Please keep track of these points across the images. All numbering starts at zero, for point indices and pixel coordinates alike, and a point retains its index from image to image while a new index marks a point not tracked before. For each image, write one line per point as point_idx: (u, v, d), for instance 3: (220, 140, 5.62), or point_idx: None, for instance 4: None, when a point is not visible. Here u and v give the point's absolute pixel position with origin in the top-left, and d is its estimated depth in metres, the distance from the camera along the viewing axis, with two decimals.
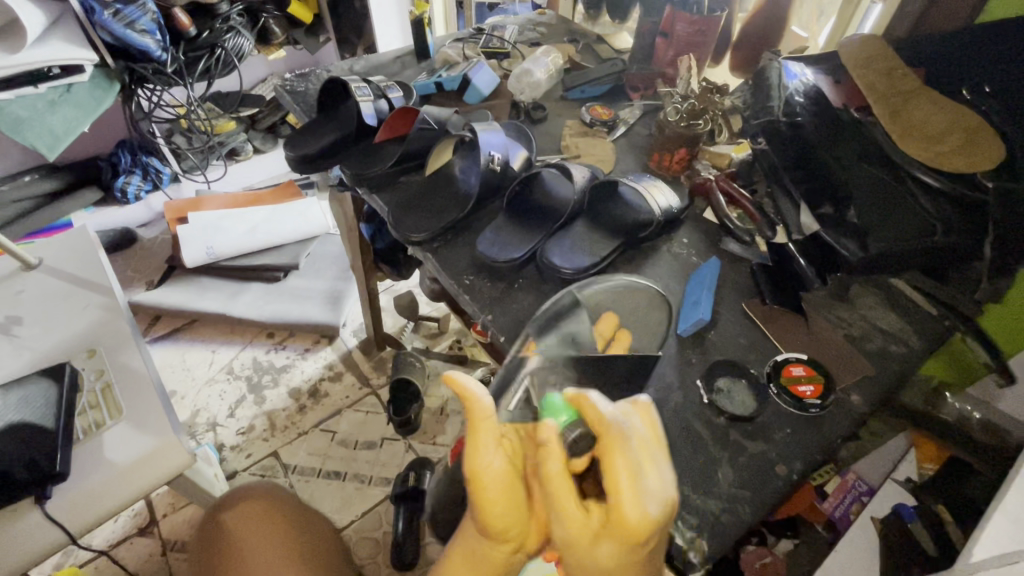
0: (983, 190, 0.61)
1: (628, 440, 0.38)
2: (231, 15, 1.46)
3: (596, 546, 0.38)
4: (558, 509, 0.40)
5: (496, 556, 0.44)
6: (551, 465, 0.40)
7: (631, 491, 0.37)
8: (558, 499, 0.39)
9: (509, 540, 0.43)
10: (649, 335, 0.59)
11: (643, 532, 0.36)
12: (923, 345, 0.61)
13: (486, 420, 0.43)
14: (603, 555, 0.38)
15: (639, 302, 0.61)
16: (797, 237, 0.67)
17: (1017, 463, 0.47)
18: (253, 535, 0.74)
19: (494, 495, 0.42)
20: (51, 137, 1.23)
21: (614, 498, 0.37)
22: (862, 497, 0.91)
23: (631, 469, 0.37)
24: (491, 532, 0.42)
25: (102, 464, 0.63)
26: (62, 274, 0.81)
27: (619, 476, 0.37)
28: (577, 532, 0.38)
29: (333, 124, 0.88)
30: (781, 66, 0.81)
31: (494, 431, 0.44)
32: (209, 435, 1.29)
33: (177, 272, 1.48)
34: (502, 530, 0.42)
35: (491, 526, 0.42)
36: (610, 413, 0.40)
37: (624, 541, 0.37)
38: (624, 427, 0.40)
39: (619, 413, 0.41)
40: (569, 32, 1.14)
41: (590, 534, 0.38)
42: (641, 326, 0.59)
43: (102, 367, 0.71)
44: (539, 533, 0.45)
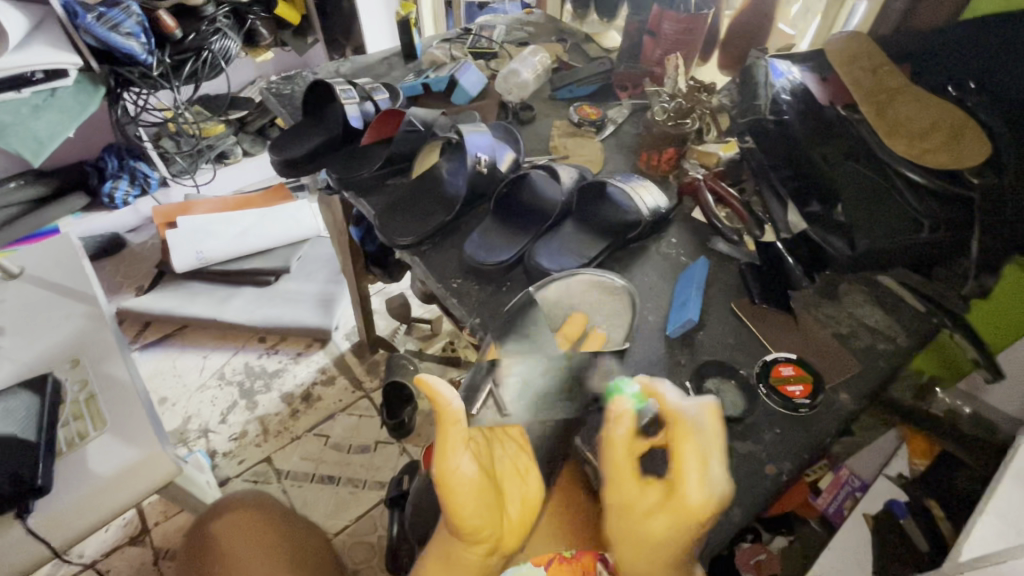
0: (968, 187, 0.60)
1: (698, 432, 0.45)
2: (217, 17, 1.44)
3: (650, 520, 0.44)
4: (620, 480, 0.46)
5: (469, 558, 0.47)
6: (617, 435, 0.47)
7: (696, 477, 0.43)
8: (622, 471, 0.46)
9: (482, 541, 0.47)
10: (617, 326, 0.61)
11: (701, 511, 0.43)
12: (911, 342, 0.61)
13: (455, 426, 0.47)
14: (655, 526, 0.43)
15: (599, 293, 0.62)
16: (785, 235, 0.68)
17: (1007, 461, 0.47)
18: (243, 546, 0.73)
19: (463, 498, 0.46)
20: (35, 142, 1.20)
21: (680, 479, 0.43)
22: (856, 492, 0.91)
23: (699, 456, 0.44)
24: (463, 534, 0.46)
25: (85, 477, 0.62)
26: (44, 283, 0.80)
27: (686, 462, 0.44)
28: (634, 501, 0.45)
29: (318, 127, 0.87)
30: (767, 63, 0.80)
31: (462, 436, 0.48)
32: (201, 442, 1.27)
33: (167, 277, 1.47)
34: (473, 531, 0.46)
35: (462, 528, 0.46)
36: (685, 406, 0.46)
37: (679, 519, 0.43)
38: (696, 419, 0.46)
39: (688, 404, 0.47)
40: (558, 31, 1.13)
41: (646, 507, 0.44)
42: (605, 316, 0.61)
43: (85, 378, 0.70)
44: (510, 532, 0.49)
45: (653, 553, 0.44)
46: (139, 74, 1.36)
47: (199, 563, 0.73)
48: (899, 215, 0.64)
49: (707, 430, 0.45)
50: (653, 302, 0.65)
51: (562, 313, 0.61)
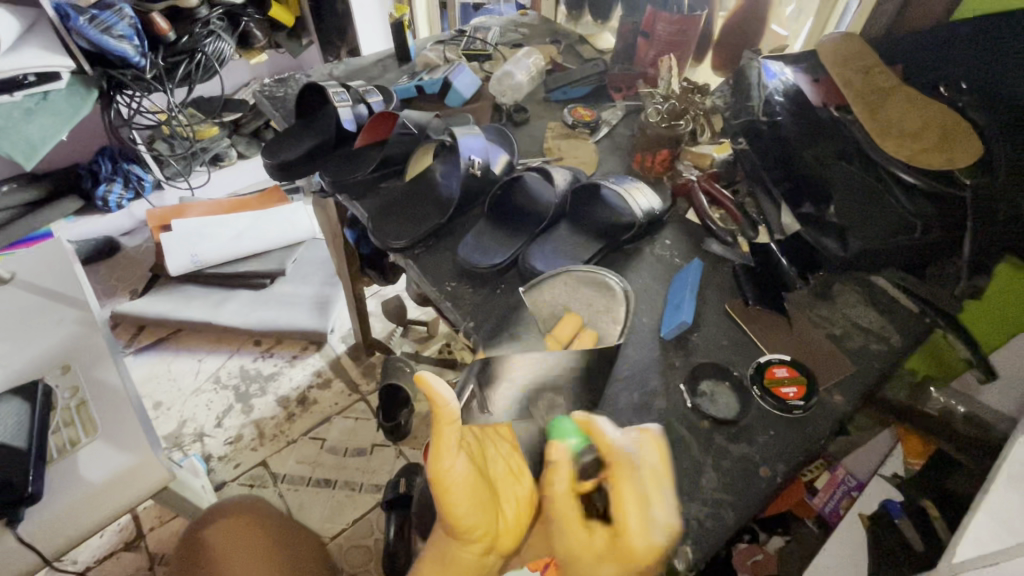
0: (958, 188, 0.62)
1: (631, 471, 0.43)
2: (211, 19, 1.44)
3: (600, 566, 0.42)
4: (565, 529, 0.45)
5: (464, 557, 0.46)
6: (558, 483, 0.46)
7: (636, 516, 0.42)
8: (566, 516, 0.45)
9: (478, 540, 0.46)
10: (611, 324, 0.59)
11: (646, 554, 0.41)
12: (905, 343, 0.61)
13: (451, 425, 0.45)
14: (606, 575, 0.42)
15: (592, 291, 0.61)
16: (779, 238, 0.67)
17: (1002, 462, 0.47)
18: (238, 553, 0.73)
19: (458, 497, 0.45)
20: (27, 145, 1.17)
21: (621, 522, 0.42)
22: (852, 491, 0.91)
23: (638, 495, 0.43)
24: (458, 532, 0.46)
25: (77, 483, 0.62)
26: (36, 288, 0.79)
27: (624, 503, 0.42)
28: (584, 549, 0.43)
29: (311, 130, 0.87)
30: (760, 64, 0.80)
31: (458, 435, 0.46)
32: (196, 446, 1.27)
33: (161, 280, 1.46)
34: (468, 529, 0.45)
35: (457, 528, 0.45)
36: (618, 443, 0.46)
37: (623, 563, 0.41)
38: (631, 458, 0.45)
39: (626, 442, 0.46)
40: (552, 32, 1.13)
41: (595, 551, 0.43)
42: (598, 313, 0.60)
43: (76, 384, 0.69)
44: (507, 532, 0.47)
45: None
46: (132, 77, 1.35)
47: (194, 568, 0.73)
48: (892, 217, 0.64)
49: (642, 464, 0.45)
50: (648, 304, 0.65)
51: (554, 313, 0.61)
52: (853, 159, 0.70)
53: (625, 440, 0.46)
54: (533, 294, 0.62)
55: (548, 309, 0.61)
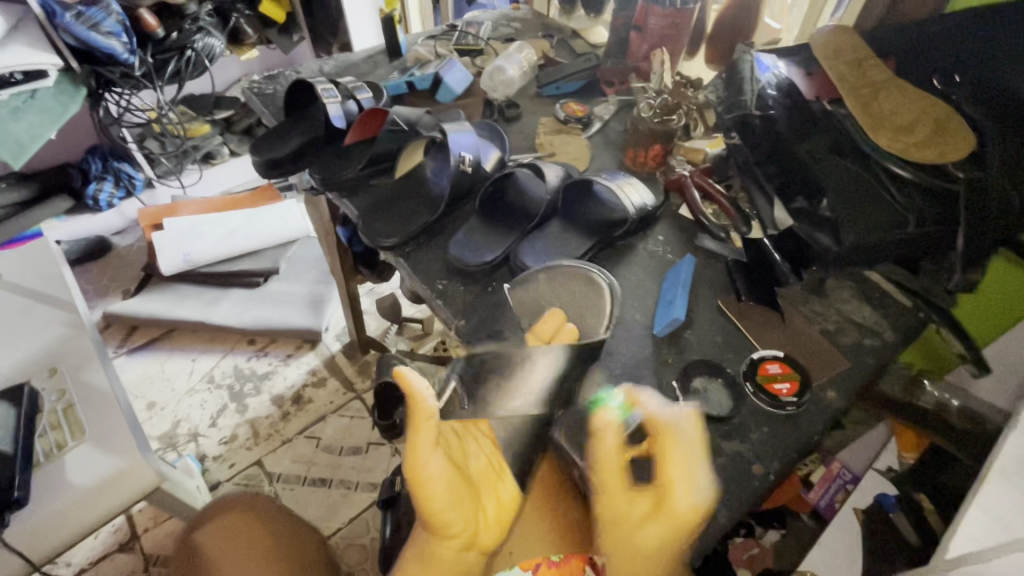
0: (952, 180, 0.62)
1: (687, 442, 0.46)
2: (200, 15, 1.42)
3: (643, 528, 0.44)
4: (611, 494, 0.45)
5: (443, 553, 0.51)
6: (608, 447, 0.46)
7: (686, 484, 0.44)
8: (612, 481, 0.45)
9: (455, 534, 0.51)
10: (595, 317, 0.59)
11: (693, 518, 0.43)
12: (897, 338, 0.61)
13: (429, 421, 0.50)
14: (649, 536, 0.44)
15: (577, 285, 0.61)
16: (772, 232, 0.67)
17: (994, 458, 0.47)
18: (236, 550, 0.73)
19: (435, 493, 0.49)
20: (15, 145, 1.16)
21: (672, 488, 0.44)
22: (847, 484, 0.90)
23: (688, 465, 0.45)
24: (436, 527, 0.50)
25: (64, 489, 0.61)
26: (22, 290, 0.78)
27: (674, 470, 0.45)
28: (627, 512, 0.45)
29: (300, 128, 0.85)
30: (753, 58, 0.80)
31: (434, 432, 0.50)
32: (190, 446, 1.26)
33: (154, 280, 1.45)
34: (446, 524, 0.50)
35: (435, 524, 0.50)
36: (668, 413, 0.48)
37: (668, 526, 0.43)
38: (682, 428, 0.47)
39: (675, 415, 0.48)
40: (544, 26, 1.12)
41: (637, 515, 0.45)
42: (581, 308, 0.59)
43: (63, 387, 0.69)
44: (486, 528, 0.54)
45: (645, 560, 0.44)
46: (120, 74, 1.34)
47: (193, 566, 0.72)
48: (886, 212, 0.63)
49: (690, 436, 0.47)
50: (641, 300, 0.65)
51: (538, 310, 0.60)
52: (847, 152, 0.69)
53: (674, 411, 0.48)
54: (517, 292, 0.61)
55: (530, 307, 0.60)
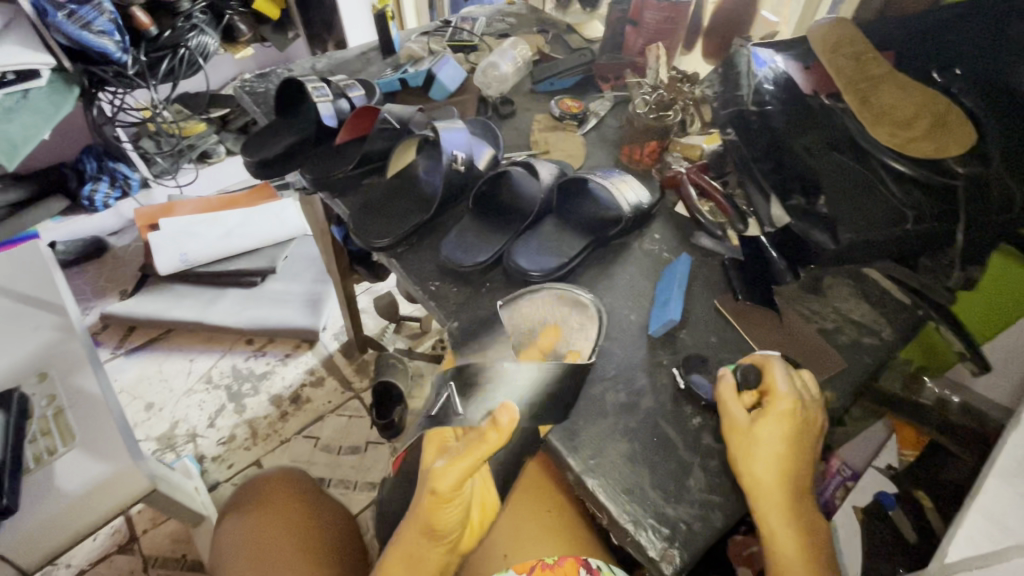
0: (953, 175, 0.61)
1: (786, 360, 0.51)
2: (193, 13, 1.41)
3: (762, 427, 0.47)
4: (727, 405, 0.50)
5: (430, 555, 0.51)
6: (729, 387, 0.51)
7: (787, 386, 0.49)
8: (727, 395, 0.50)
9: (447, 539, 0.52)
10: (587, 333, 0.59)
11: (798, 413, 0.48)
12: (896, 337, 0.60)
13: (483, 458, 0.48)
14: (769, 431, 0.47)
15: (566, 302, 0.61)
16: (768, 229, 0.66)
17: (990, 461, 0.47)
18: (268, 528, 0.72)
19: (450, 509, 0.49)
20: (10, 147, 1.14)
21: (775, 388, 0.49)
22: (846, 480, 0.89)
23: (785, 374, 0.50)
24: (436, 532, 0.50)
25: (53, 495, 0.61)
26: (12, 294, 0.78)
27: (776, 377, 0.50)
28: (741, 417, 0.48)
29: (291, 126, 0.85)
30: (750, 52, 0.79)
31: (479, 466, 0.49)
32: (189, 447, 1.26)
33: (151, 280, 1.44)
34: (446, 531, 0.50)
35: (439, 529, 0.50)
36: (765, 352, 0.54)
37: (789, 425, 0.47)
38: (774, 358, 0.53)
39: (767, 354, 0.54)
40: (539, 21, 1.11)
41: (753, 419, 0.48)
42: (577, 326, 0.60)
43: (54, 392, 0.69)
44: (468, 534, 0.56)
45: (774, 460, 0.46)
46: (114, 74, 1.32)
47: (230, 542, 0.72)
48: (883, 208, 0.62)
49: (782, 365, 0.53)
50: (635, 299, 0.64)
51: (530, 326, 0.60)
52: (845, 148, 0.68)
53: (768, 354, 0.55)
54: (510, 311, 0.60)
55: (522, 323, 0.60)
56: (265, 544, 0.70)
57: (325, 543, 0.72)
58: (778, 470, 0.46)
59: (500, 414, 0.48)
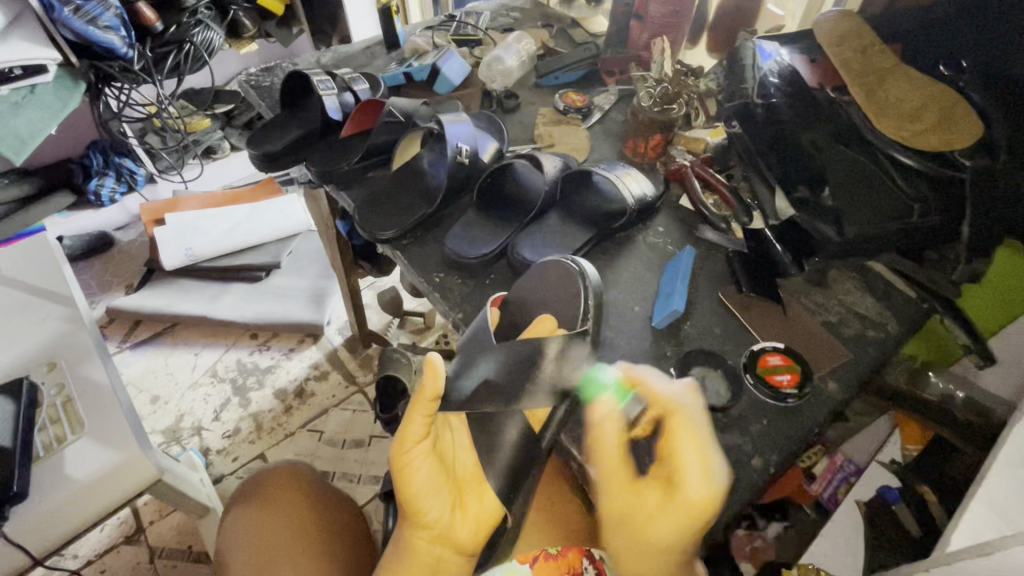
0: (960, 169, 0.61)
1: (683, 417, 0.44)
2: (198, 8, 1.40)
3: (656, 519, 0.44)
4: (610, 484, 0.46)
5: (417, 543, 0.53)
6: (604, 445, 0.47)
7: (697, 472, 0.43)
8: (615, 475, 0.46)
9: (428, 525, 0.53)
10: (578, 306, 0.58)
11: (706, 505, 0.42)
12: (901, 329, 0.60)
13: (422, 415, 0.52)
14: (664, 527, 0.43)
15: (555, 276, 0.60)
16: (773, 222, 0.66)
17: (997, 453, 0.47)
18: (270, 525, 0.72)
19: (414, 483, 0.51)
20: (17, 141, 1.16)
21: (682, 476, 0.43)
22: (851, 476, 0.88)
23: (695, 450, 0.43)
24: (413, 513, 0.52)
25: (63, 481, 0.62)
26: (20, 285, 0.79)
27: (680, 462, 0.43)
28: (633, 504, 0.45)
29: (297, 120, 0.85)
30: (755, 45, 0.78)
31: (425, 428, 0.52)
32: (194, 440, 1.27)
33: (157, 275, 1.45)
34: (420, 512, 0.52)
35: (412, 509, 0.52)
36: (671, 392, 0.47)
37: (689, 521, 0.42)
38: (687, 406, 0.46)
39: (676, 392, 0.47)
40: (544, 16, 1.10)
41: (650, 505, 0.44)
42: (575, 310, 0.58)
43: (62, 381, 0.70)
44: (461, 528, 0.54)
45: (655, 554, 0.45)
46: (120, 69, 1.33)
47: (234, 535, 0.73)
48: (890, 200, 0.62)
49: (696, 412, 0.46)
50: (639, 292, 0.64)
51: (527, 315, 0.61)
52: (850, 142, 0.68)
53: (675, 389, 0.47)
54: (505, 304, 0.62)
55: (517, 315, 0.62)
56: (269, 539, 0.71)
57: (331, 539, 0.72)
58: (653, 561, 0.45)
59: (423, 375, 0.51)
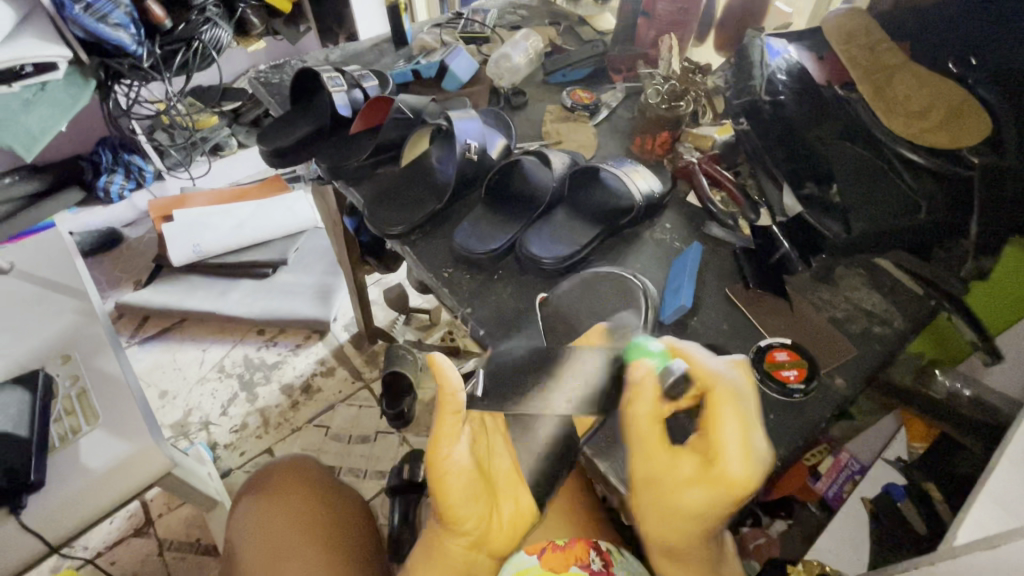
0: (968, 166, 0.61)
1: (732, 397, 0.43)
2: (207, 6, 1.40)
3: (687, 489, 0.43)
4: (648, 450, 0.45)
5: (454, 548, 0.53)
6: (640, 406, 0.46)
7: (736, 448, 0.42)
8: (652, 439, 0.45)
9: (465, 533, 0.52)
10: (637, 320, 0.58)
11: (741, 484, 0.41)
12: (907, 326, 0.60)
13: (454, 415, 0.50)
14: (694, 498, 0.43)
15: (611, 290, 0.61)
16: (780, 219, 0.67)
17: (1004, 449, 0.47)
18: (280, 516, 0.73)
19: (452, 487, 0.49)
20: (27, 136, 1.21)
21: (720, 451, 0.42)
22: (856, 474, 0.91)
23: (737, 423, 0.42)
24: (449, 523, 0.51)
25: (79, 471, 0.64)
26: (34, 278, 0.81)
27: (720, 437, 0.42)
28: (666, 470, 0.44)
29: (307, 117, 0.86)
30: (763, 42, 0.78)
31: (458, 428, 0.51)
32: (202, 434, 1.28)
33: (165, 271, 1.46)
34: (457, 522, 0.51)
35: (450, 518, 0.51)
36: (716, 367, 0.46)
37: (720, 496, 0.42)
38: (734, 384, 0.45)
39: (723, 367, 0.46)
40: (551, 13, 1.11)
41: (684, 476, 0.44)
42: (635, 317, 0.58)
43: (77, 373, 0.71)
44: (497, 536, 0.54)
45: (681, 520, 0.44)
46: (129, 66, 1.33)
47: (244, 526, 0.74)
48: (893, 197, 0.63)
49: (739, 387, 0.45)
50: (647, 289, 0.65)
51: (564, 320, 0.59)
52: (858, 138, 0.68)
53: (721, 365, 0.47)
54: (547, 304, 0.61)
55: (564, 316, 0.60)
56: (278, 532, 0.72)
57: (343, 528, 0.74)
58: (680, 530, 0.45)
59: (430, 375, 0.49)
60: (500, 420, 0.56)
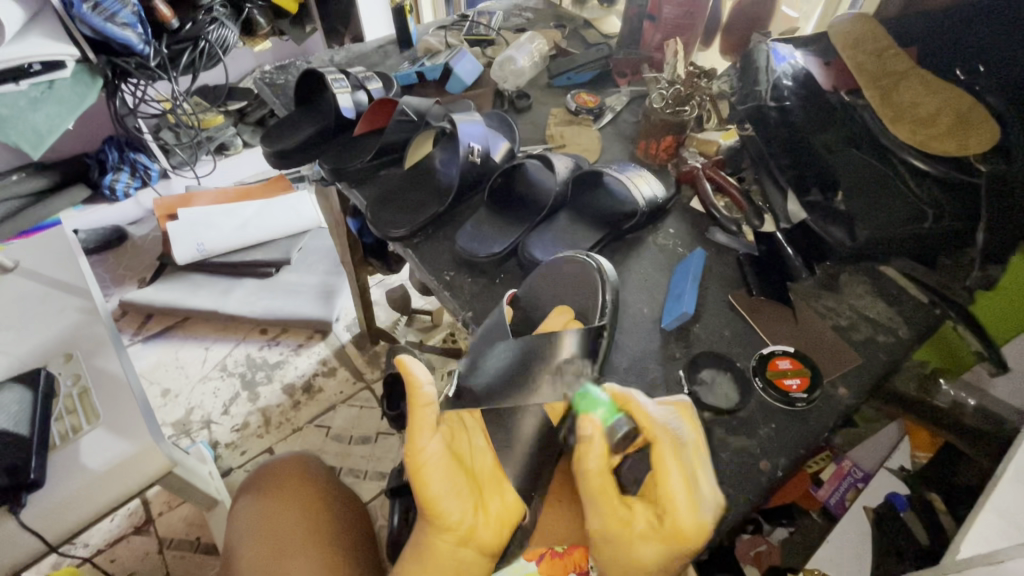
0: (975, 174, 0.60)
1: (679, 446, 0.44)
2: (214, 6, 1.40)
3: (641, 542, 0.44)
4: (601, 508, 0.45)
5: (443, 546, 0.50)
6: (590, 461, 0.46)
7: (686, 499, 0.43)
8: (602, 491, 0.45)
9: (451, 527, 0.50)
10: (596, 301, 0.58)
11: (695, 534, 0.42)
12: (912, 335, 0.59)
13: (427, 406, 0.51)
14: (648, 552, 0.43)
15: (570, 272, 0.60)
16: (785, 226, 0.66)
17: (1007, 463, 0.47)
18: (282, 511, 0.74)
19: (432, 475, 0.49)
20: (35, 135, 1.22)
21: (671, 502, 0.43)
22: (857, 482, 0.90)
23: (683, 473, 0.43)
24: (433, 518, 0.50)
25: (78, 471, 0.64)
26: (38, 276, 0.81)
27: (672, 487, 0.43)
28: (622, 526, 0.44)
29: (311, 117, 0.86)
30: (769, 48, 0.77)
31: (433, 417, 0.51)
32: (203, 433, 1.28)
33: (169, 269, 1.47)
34: (443, 514, 0.49)
35: (433, 512, 0.49)
36: (656, 417, 0.46)
37: (672, 548, 0.43)
38: (677, 434, 0.46)
39: (663, 416, 0.47)
40: (557, 16, 1.11)
41: (638, 530, 0.44)
42: (593, 301, 0.58)
43: (79, 372, 0.72)
44: (488, 528, 0.52)
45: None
46: (136, 65, 1.34)
47: (244, 522, 0.74)
48: (902, 204, 0.62)
49: (682, 439, 0.46)
50: (647, 293, 0.64)
51: (539, 309, 0.61)
52: (865, 146, 0.68)
53: (660, 411, 0.47)
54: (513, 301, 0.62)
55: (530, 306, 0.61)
56: (278, 532, 0.71)
57: (347, 521, 0.76)
58: None
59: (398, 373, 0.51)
60: (478, 416, 0.58)
